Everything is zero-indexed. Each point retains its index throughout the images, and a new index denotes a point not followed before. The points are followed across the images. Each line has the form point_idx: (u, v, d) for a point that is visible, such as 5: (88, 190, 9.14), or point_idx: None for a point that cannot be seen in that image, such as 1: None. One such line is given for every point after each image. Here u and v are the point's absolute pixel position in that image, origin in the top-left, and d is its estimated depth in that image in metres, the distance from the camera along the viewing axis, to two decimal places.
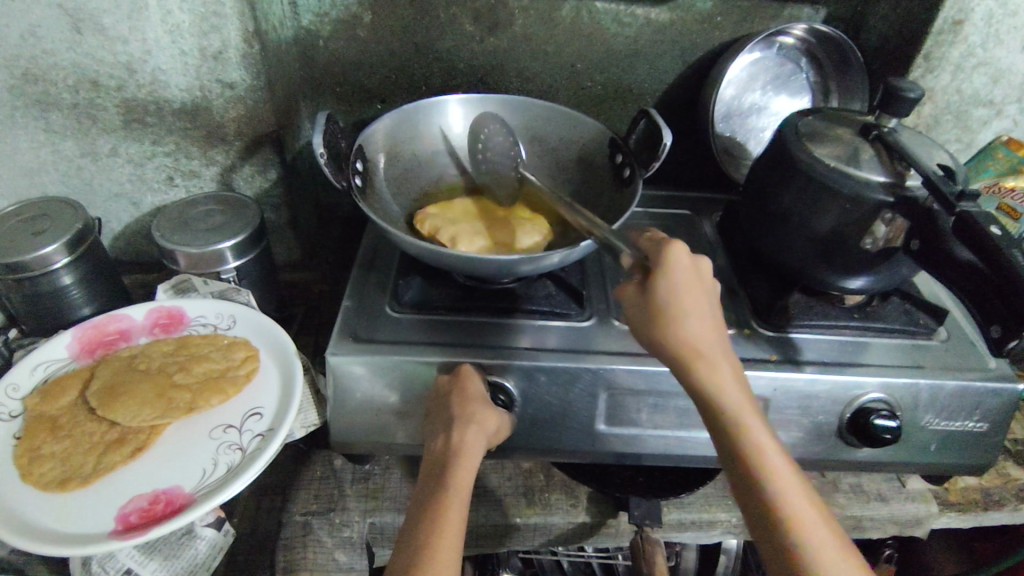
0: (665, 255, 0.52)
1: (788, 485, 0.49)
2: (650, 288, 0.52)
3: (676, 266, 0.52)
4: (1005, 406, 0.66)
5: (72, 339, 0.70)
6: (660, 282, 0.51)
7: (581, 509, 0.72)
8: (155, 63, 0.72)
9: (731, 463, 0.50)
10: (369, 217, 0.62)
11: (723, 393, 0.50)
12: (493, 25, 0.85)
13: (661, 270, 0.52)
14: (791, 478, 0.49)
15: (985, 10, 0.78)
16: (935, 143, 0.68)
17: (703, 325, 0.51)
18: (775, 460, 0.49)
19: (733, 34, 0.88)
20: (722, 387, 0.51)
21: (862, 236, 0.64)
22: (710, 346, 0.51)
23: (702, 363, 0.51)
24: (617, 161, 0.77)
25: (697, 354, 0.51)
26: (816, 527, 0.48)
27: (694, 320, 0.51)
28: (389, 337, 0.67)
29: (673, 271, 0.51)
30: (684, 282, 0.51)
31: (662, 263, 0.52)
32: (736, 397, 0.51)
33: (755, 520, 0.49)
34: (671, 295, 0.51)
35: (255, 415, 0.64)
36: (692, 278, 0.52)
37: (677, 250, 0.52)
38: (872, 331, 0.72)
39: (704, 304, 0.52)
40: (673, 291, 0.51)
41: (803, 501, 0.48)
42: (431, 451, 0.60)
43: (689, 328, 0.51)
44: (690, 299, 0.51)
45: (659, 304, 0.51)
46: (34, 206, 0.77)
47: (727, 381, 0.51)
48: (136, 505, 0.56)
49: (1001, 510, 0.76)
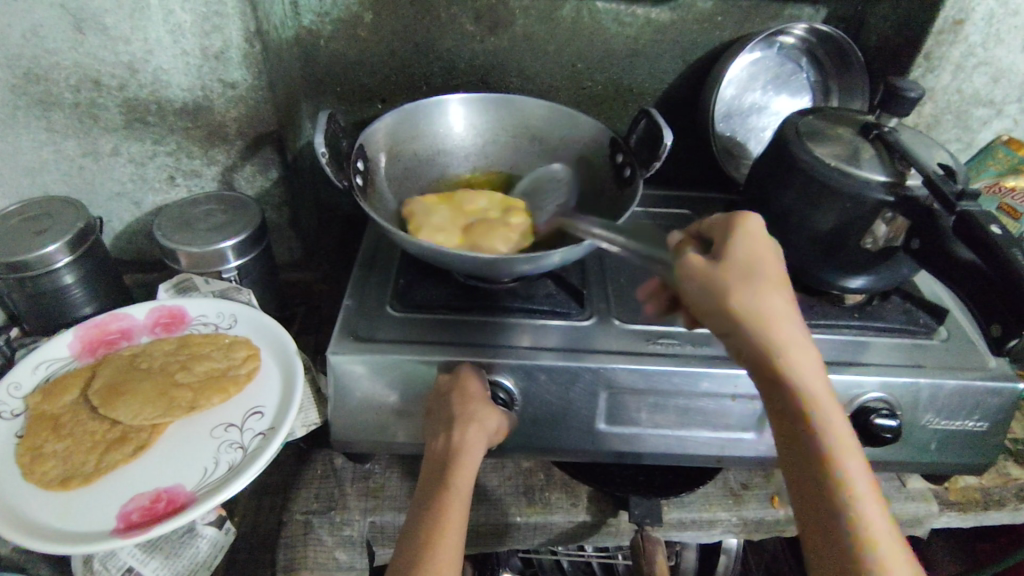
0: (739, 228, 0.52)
1: (856, 474, 0.47)
2: (730, 262, 0.51)
3: (750, 240, 0.52)
4: (1005, 405, 0.66)
5: (74, 338, 0.70)
6: (738, 251, 0.51)
7: (582, 508, 0.72)
8: (157, 63, 0.73)
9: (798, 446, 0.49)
10: (370, 216, 0.63)
11: (800, 375, 0.49)
12: (493, 25, 0.85)
13: (740, 244, 0.52)
14: (858, 468, 0.48)
15: (985, 10, 0.78)
16: (935, 143, 0.68)
17: (782, 306, 0.50)
18: (845, 450, 0.48)
19: (734, 33, 0.89)
20: (802, 369, 0.49)
21: (862, 235, 0.65)
22: (788, 327, 0.50)
23: (779, 345, 0.49)
24: (617, 160, 0.77)
25: (773, 330, 0.49)
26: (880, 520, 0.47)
27: (773, 297, 0.50)
28: (390, 336, 0.67)
29: (752, 244, 0.52)
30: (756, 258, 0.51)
31: (739, 237, 0.52)
32: (813, 379, 0.49)
33: (817, 506, 0.48)
34: (749, 271, 0.51)
35: (257, 414, 0.64)
36: (768, 258, 0.52)
37: (752, 223, 0.53)
38: (872, 330, 0.72)
39: (781, 285, 0.51)
40: (750, 266, 0.51)
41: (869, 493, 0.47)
42: (432, 449, 0.60)
43: (770, 307, 0.49)
44: (767, 278, 0.51)
45: (739, 278, 0.50)
46: (35, 206, 0.77)
47: (804, 363, 0.49)
48: (139, 503, 0.57)
49: (1001, 510, 0.76)
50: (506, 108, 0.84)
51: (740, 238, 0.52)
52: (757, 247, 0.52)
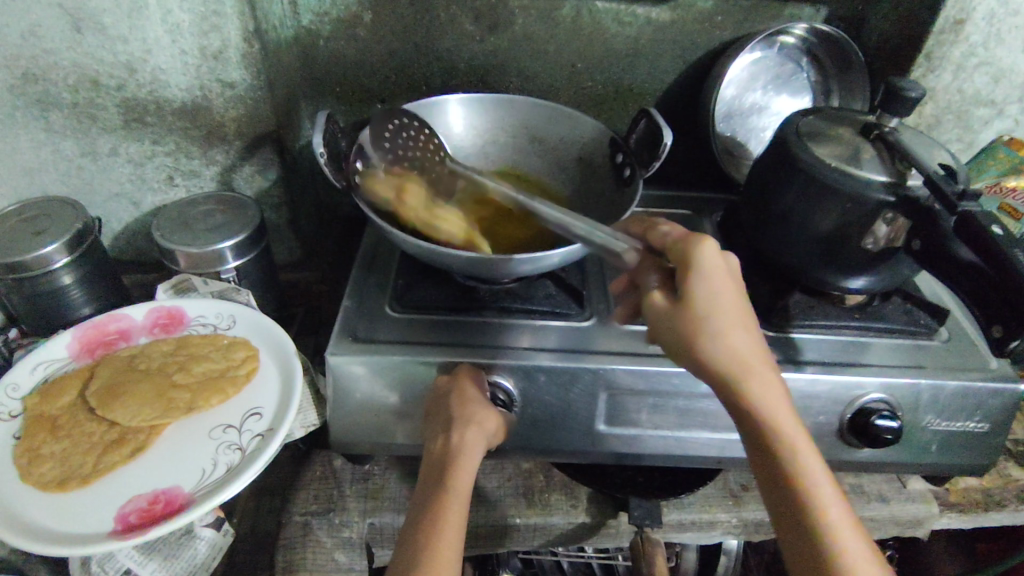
0: (694, 251, 0.50)
1: (824, 490, 0.49)
2: (688, 295, 0.49)
3: (708, 262, 0.49)
4: (1007, 407, 0.66)
5: (72, 339, 0.70)
6: (695, 282, 0.49)
7: (581, 509, 0.71)
8: (155, 63, 0.72)
9: (765, 465, 0.50)
10: (369, 216, 0.62)
11: (760, 400, 0.49)
12: (493, 25, 0.85)
13: (699, 274, 0.49)
14: (825, 483, 0.49)
15: (986, 10, 0.78)
16: (936, 142, 0.67)
17: (739, 331, 0.49)
18: (813, 467, 0.49)
19: (734, 33, 0.88)
20: (762, 394, 0.49)
21: (863, 235, 0.64)
22: (749, 352, 0.50)
23: (740, 372, 0.49)
24: (617, 160, 0.77)
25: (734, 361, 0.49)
26: (849, 531, 0.48)
27: (732, 324, 0.49)
28: (390, 337, 0.67)
29: (710, 273, 0.49)
30: (718, 282, 0.49)
31: (696, 263, 0.50)
32: (774, 400, 0.50)
33: (787, 521, 0.50)
34: (707, 305, 0.49)
35: (255, 416, 0.64)
36: (727, 282, 0.50)
37: (708, 248, 0.50)
38: (873, 331, 0.72)
39: (737, 309, 0.50)
40: (710, 295, 0.49)
41: (837, 507, 0.49)
42: (431, 451, 0.60)
43: (727, 335, 0.49)
44: (728, 305, 0.49)
45: (696, 310, 0.49)
46: (34, 206, 0.77)
47: (765, 387, 0.49)
48: (136, 505, 0.56)
49: (1002, 511, 0.75)
50: (506, 109, 0.84)
51: (699, 264, 0.49)
52: (712, 270, 0.49)
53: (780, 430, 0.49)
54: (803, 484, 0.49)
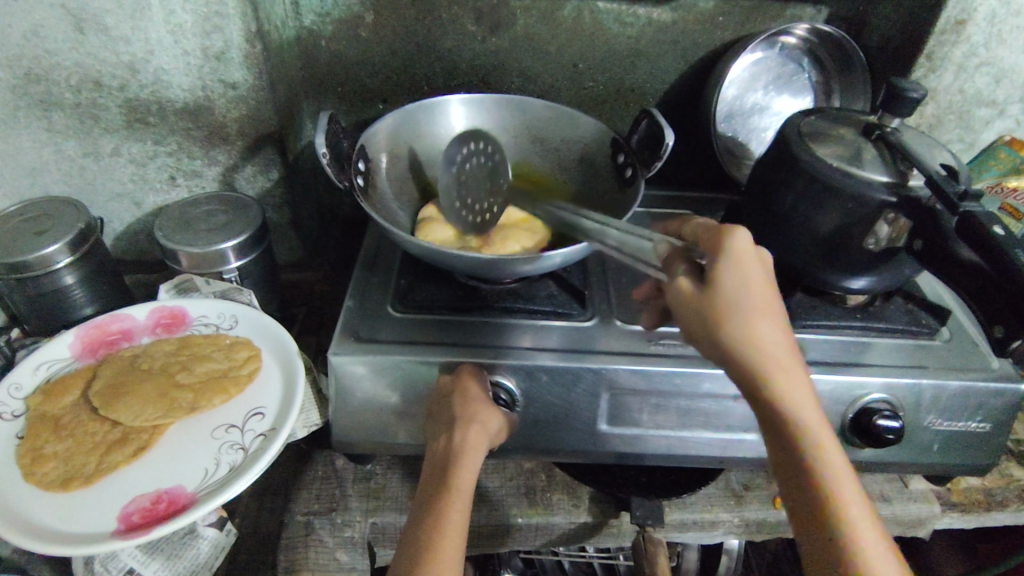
0: (728, 242, 0.49)
1: (844, 488, 0.48)
2: (720, 284, 0.48)
3: (741, 252, 0.49)
4: (1008, 407, 0.66)
5: (75, 339, 0.70)
6: (726, 273, 0.48)
7: (583, 509, 0.71)
8: (158, 63, 0.72)
9: (787, 461, 0.49)
10: (371, 217, 0.63)
11: (787, 395, 0.48)
12: (495, 25, 0.85)
13: (732, 265, 0.48)
14: (847, 482, 0.48)
15: (988, 10, 0.78)
16: (937, 143, 0.68)
17: (768, 323, 0.48)
18: (835, 465, 0.48)
19: (736, 34, 0.88)
20: (788, 390, 0.48)
21: (864, 235, 0.64)
22: (779, 346, 0.48)
23: (769, 367, 0.48)
24: (619, 160, 0.77)
25: (761, 353, 0.47)
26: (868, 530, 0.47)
27: (762, 313, 0.48)
28: (392, 337, 0.67)
29: (743, 264, 0.49)
30: (750, 273, 0.48)
31: (729, 254, 0.49)
32: (800, 394, 0.48)
33: (807, 516, 0.49)
34: (739, 297, 0.48)
35: (258, 416, 0.64)
36: (758, 274, 0.49)
37: (740, 238, 0.50)
38: (874, 331, 0.72)
39: (768, 301, 0.48)
40: (741, 285, 0.48)
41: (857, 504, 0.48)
42: (433, 451, 0.60)
43: (756, 326, 0.48)
44: (758, 296, 0.48)
45: (727, 300, 0.48)
46: (36, 206, 0.77)
47: (792, 381, 0.48)
48: (139, 504, 0.56)
49: (1004, 510, 0.75)
50: (507, 109, 0.84)
51: (732, 254, 0.49)
52: (745, 262, 0.49)
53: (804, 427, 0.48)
54: (824, 482, 0.47)
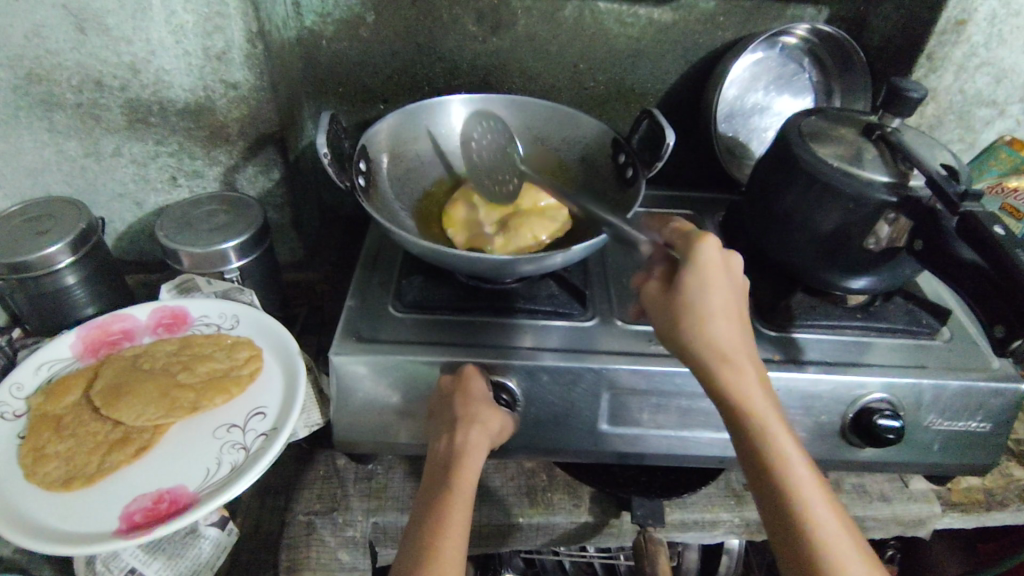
0: (694, 247, 0.51)
1: (805, 479, 0.49)
2: (679, 283, 0.51)
3: (706, 258, 0.51)
4: (1009, 406, 0.66)
5: (76, 339, 0.70)
6: (690, 277, 0.50)
7: (584, 508, 0.72)
8: (159, 63, 0.73)
9: (746, 455, 0.50)
10: (373, 216, 0.63)
11: (741, 389, 0.50)
12: (496, 25, 0.85)
13: (695, 268, 0.50)
14: (807, 474, 0.49)
15: (988, 10, 0.78)
16: (938, 142, 0.68)
17: (724, 321, 0.50)
18: (794, 457, 0.49)
19: (736, 34, 0.88)
20: (741, 384, 0.50)
21: (865, 236, 0.65)
22: (733, 343, 0.51)
23: (722, 360, 0.50)
24: (619, 160, 0.77)
25: (721, 351, 0.50)
26: (831, 523, 0.48)
27: (719, 312, 0.50)
28: (393, 337, 0.67)
29: (706, 266, 0.50)
30: (713, 278, 0.51)
31: (693, 259, 0.51)
32: (752, 388, 0.50)
33: (770, 509, 0.50)
34: (698, 297, 0.50)
35: (259, 415, 0.64)
36: (721, 277, 0.51)
37: (709, 243, 0.51)
38: (875, 331, 0.72)
39: (731, 303, 0.51)
40: (701, 286, 0.50)
41: (819, 496, 0.49)
42: (434, 450, 0.60)
43: (711, 323, 0.50)
44: (716, 295, 0.50)
45: (686, 298, 0.50)
46: (37, 206, 0.77)
47: (745, 376, 0.50)
48: (141, 504, 0.57)
49: (1004, 510, 0.76)
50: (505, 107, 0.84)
51: (698, 259, 0.51)
52: (710, 266, 0.51)
53: (757, 419, 0.50)
54: (783, 474, 0.49)
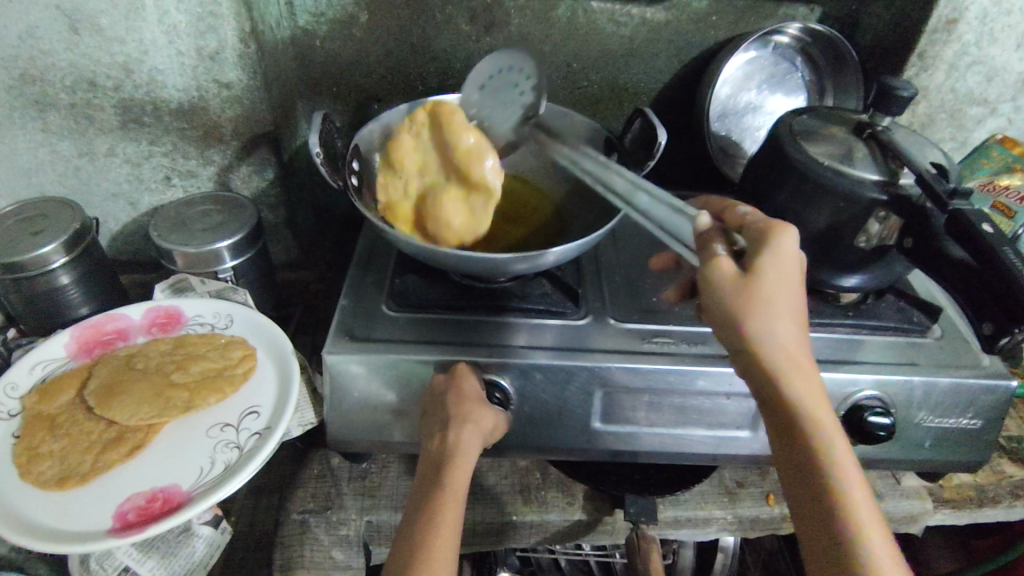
0: (773, 237, 0.50)
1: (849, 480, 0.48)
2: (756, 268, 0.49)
3: (785, 250, 0.49)
4: (999, 403, 0.67)
5: (70, 338, 0.70)
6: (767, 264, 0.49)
7: (578, 506, 0.72)
8: (152, 63, 0.73)
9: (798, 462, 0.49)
10: (365, 216, 0.63)
11: (804, 392, 0.49)
12: (488, 25, 0.85)
13: (772, 256, 0.49)
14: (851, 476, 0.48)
15: (979, 9, 0.78)
16: (928, 142, 0.68)
17: (792, 320, 0.49)
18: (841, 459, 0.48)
19: (729, 33, 0.89)
20: (806, 388, 0.49)
21: (856, 234, 0.65)
22: (796, 340, 0.49)
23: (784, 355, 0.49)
24: (612, 160, 0.78)
25: (784, 343, 0.49)
26: (878, 533, 0.46)
27: (788, 307, 0.49)
28: (385, 336, 0.67)
29: (783, 258, 0.49)
30: (788, 271, 0.49)
31: (772, 248, 0.49)
32: (813, 391, 0.49)
33: (807, 507, 0.49)
34: (773, 281, 0.49)
35: (253, 414, 0.64)
36: (795, 270, 0.50)
37: (786, 235, 0.50)
38: (867, 328, 0.72)
39: (798, 299, 0.50)
40: (779, 279, 0.49)
41: (867, 510, 0.47)
42: (427, 449, 0.60)
43: (779, 315, 0.49)
44: (786, 286, 0.49)
45: (761, 286, 0.48)
46: (31, 206, 0.77)
47: (808, 380, 0.49)
48: (135, 502, 0.57)
49: (996, 507, 0.76)
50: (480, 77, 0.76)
51: (777, 250, 0.49)
52: (788, 256, 0.49)
53: (816, 424, 0.48)
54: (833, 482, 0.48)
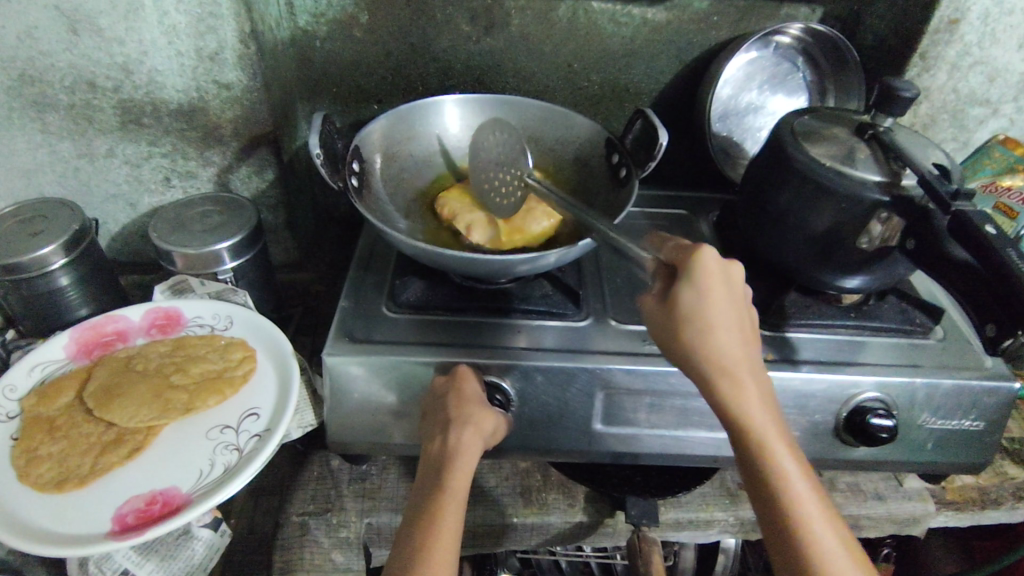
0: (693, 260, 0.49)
1: (801, 491, 0.48)
2: (679, 294, 0.49)
3: (708, 270, 0.48)
4: (1001, 405, 0.67)
5: (70, 340, 0.70)
6: (690, 289, 0.48)
7: (579, 508, 0.72)
8: (152, 64, 0.72)
9: (747, 472, 0.50)
10: (365, 217, 0.62)
11: (746, 405, 0.48)
12: (489, 25, 0.85)
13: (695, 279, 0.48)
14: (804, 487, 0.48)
15: (981, 9, 0.78)
16: (930, 142, 0.68)
17: (731, 340, 0.49)
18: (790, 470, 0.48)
19: (730, 33, 0.89)
20: (749, 405, 0.49)
21: (858, 235, 0.64)
22: (737, 357, 0.49)
23: (724, 373, 0.49)
24: (613, 160, 0.78)
25: (722, 364, 0.48)
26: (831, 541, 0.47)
27: (720, 326, 0.48)
28: (386, 337, 0.67)
29: (706, 280, 0.48)
30: (714, 290, 0.48)
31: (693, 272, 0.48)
32: (759, 407, 0.49)
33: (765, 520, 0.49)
34: (698, 306, 0.48)
35: (253, 416, 0.64)
36: (722, 290, 0.48)
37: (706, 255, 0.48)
38: (869, 330, 0.72)
39: (732, 317, 0.49)
40: (703, 303, 0.48)
41: (817, 512, 0.48)
42: (427, 451, 0.60)
43: (712, 336, 0.48)
44: (709, 305, 0.48)
45: (687, 310, 0.48)
46: (29, 207, 0.77)
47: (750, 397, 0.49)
48: (133, 506, 0.56)
49: (998, 509, 0.76)
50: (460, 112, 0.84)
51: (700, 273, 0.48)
52: (712, 277, 0.48)
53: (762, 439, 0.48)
54: (781, 490, 0.48)
